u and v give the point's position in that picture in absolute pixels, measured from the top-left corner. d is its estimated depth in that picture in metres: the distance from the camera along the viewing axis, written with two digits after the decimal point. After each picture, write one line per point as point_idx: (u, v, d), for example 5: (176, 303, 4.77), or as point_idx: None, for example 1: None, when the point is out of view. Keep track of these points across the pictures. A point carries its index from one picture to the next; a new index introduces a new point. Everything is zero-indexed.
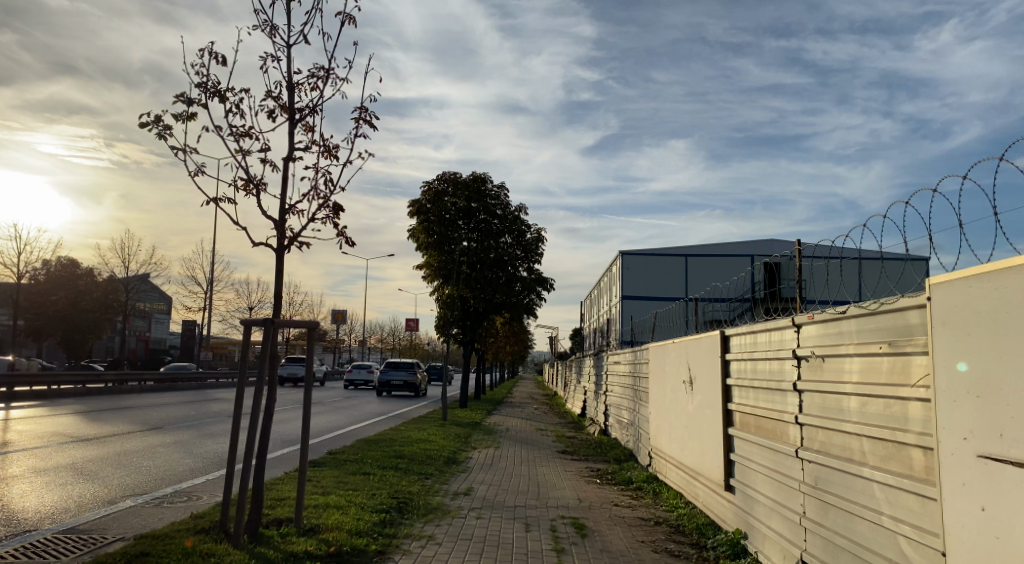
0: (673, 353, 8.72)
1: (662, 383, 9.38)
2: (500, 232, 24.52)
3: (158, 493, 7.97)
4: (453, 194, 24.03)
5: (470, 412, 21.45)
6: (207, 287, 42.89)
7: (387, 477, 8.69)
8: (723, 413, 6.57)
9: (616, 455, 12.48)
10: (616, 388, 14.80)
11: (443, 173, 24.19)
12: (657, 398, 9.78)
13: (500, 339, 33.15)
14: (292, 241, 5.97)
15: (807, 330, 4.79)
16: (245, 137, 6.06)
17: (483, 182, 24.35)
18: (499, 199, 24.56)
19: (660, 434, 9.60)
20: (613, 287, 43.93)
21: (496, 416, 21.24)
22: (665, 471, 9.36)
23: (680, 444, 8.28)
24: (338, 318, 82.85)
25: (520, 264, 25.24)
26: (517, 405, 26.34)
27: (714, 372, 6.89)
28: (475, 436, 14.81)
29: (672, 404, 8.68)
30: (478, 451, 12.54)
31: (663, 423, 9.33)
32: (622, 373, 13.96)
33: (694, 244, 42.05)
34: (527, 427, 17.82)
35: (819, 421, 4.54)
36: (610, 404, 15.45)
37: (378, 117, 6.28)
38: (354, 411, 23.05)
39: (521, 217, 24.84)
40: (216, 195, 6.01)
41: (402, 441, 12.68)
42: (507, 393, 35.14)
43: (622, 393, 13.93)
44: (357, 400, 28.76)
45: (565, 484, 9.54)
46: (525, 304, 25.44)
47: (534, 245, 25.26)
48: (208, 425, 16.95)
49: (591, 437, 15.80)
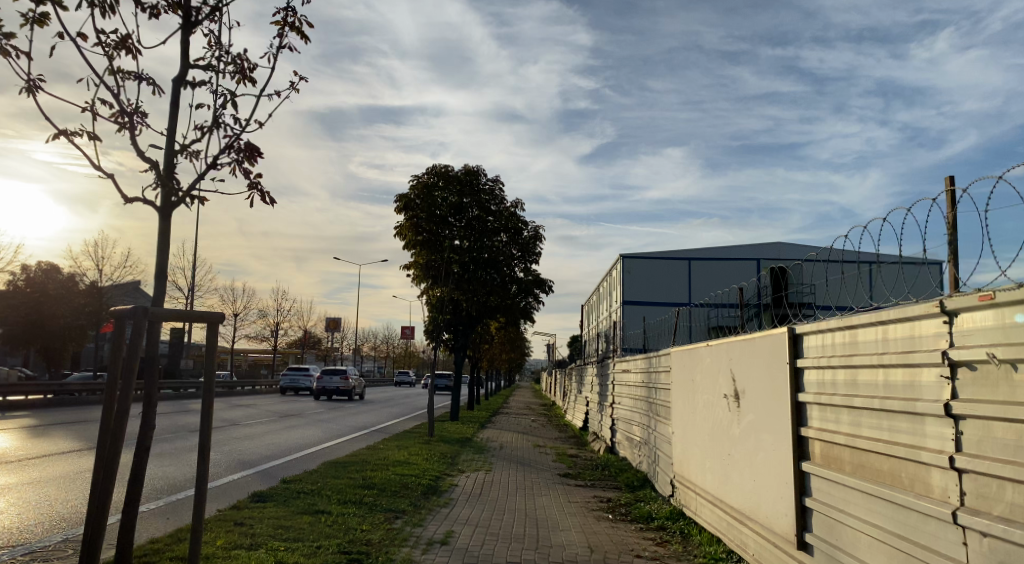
0: (707, 359, 6.90)
1: (691, 393, 7.58)
2: (494, 229, 22.76)
3: (38, 543, 6.04)
4: (443, 188, 22.21)
5: (461, 426, 19.57)
6: (188, 291, 40.78)
7: (345, 519, 6.87)
8: (794, 441, 4.74)
9: (628, 481, 10.66)
10: (625, 400, 12.99)
11: (433, 166, 22.41)
12: (684, 415, 7.96)
13: (495, 346, 31.28)
14: (185, 196, 4.17)
15: (972, 322, 2.96)
16: (119, 47, 4.20)
17: (476, 176, 22.63)
18: (493, 194, 22.83)
19: (686, 456, 7.81)
20: (614, 292, 42.21)
21: (490, 430, 19.35)
22: (693, 506, 7.50)
23: (719, 472, 6.48)
24: (332, 326, 81.06)
25: (516, 265, 23.45)
26: (513, 418, 24.47)
27: (776, 385, 5.06)
28: (464, 456, 12.95)
29: (706, 421, 6.88)
30: (465, 476, 10.70)
31: (691, 444, 7.54)
32: (633, 383, 12.18)
33: (697, 248, 40.41)
34: (524, 444, 15.99)
35: (1001, 472, 2.72)
36: (618, 419, 13.62)
37: (310, 24, 4.53)
38: (336, 424, 21.10)
39: (517, 213, 23.11)
40: (67, 128, 4.05)
41: (379, 464, 10.80)
42: (502, 404, 33.33)
43: (633, 406, 12.11)
44: (342, 412, 26.73)
45: (569, 525, 7.69)
46: (522, 309, 23.64)
47: (530, 243, 23.49)
48: (164, 440, 14.98)
49: (596, 456, 13.99)
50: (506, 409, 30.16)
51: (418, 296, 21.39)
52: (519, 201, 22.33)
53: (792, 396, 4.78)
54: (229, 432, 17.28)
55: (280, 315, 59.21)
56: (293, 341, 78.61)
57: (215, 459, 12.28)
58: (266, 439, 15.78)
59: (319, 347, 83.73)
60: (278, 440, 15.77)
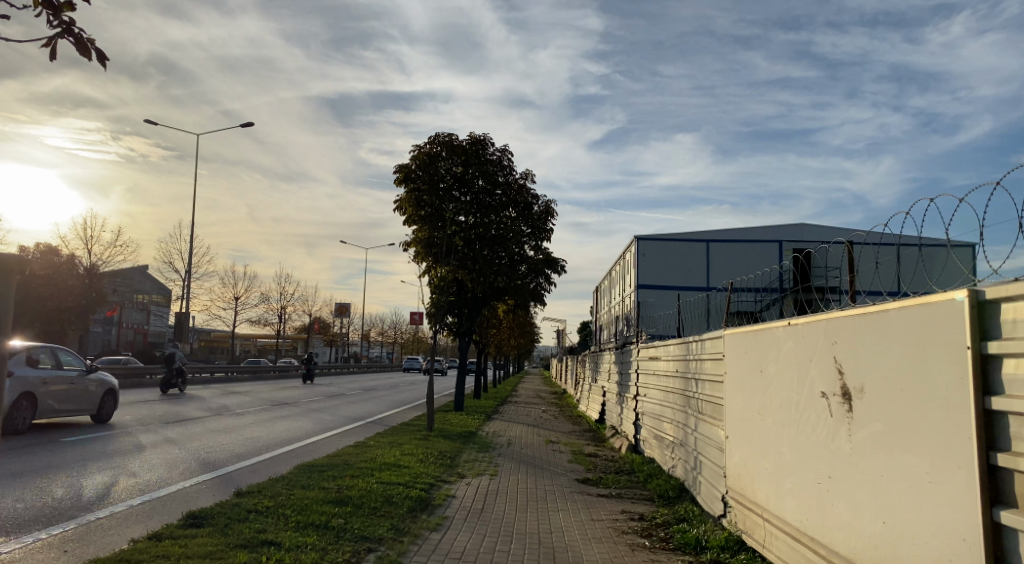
0: (790, 341, 5.09)
1: (759, 385, 5.78)
2: (502, 204, 20.83)
3: None
4: (447, 158, 20.26)
5: (465, 417, 17.77)
6: (184, 273, 38.98)
7: (294, 558, 5.06)
8: (986, 472, 2.92)
9: (661, 490, 8.85)
10: (653, 390, 11.26)
11: (436, 135, 20.41)
12: (746, 413, 6.15)
13: (503, 331, 29.46)
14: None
15: None
16: None
17: (483, 145, 20.67)
18: (501, 165, 20.89)
19: (749, 466, 6.04)
20: (627, 276, 40.27)
21: (497, 422, 17.56)
22: (759, 534, 5.68)
23: (810, 496, 4.68)
24: (339, 311, 79.31)
25: (525, 243, 21.49)
26: (523, 408, 22.70)
27: (938, 379, 3.26)
28: (466, 455, 11.17)
29: (789, 422, 5.08)
30: (464, 482, 8.93)
31: (758, 450, 5.75)
32: (665, 372, 10.36)
33: (717, 230, 38.46)
34: (535, 440, 14.20)
35: None
36: (643, 414, 11.84)
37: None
38: (329, 414, 19.40)
39: (528, 187, 21.16)
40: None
41: (364, 468, 9.01)
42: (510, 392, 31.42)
43: (664, 397, 10.36)
44: (338, 401, 25.00)
45: (595, 558, 5.86)
46: (532, 291, 21.73)
47: (541, 220, 21.54)
48: (127, 432, 13.20)
49: (616, 455, 12.23)
50: (515, 398, 28.45)
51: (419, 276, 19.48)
52: (531, 172, 20.43)
53: (979, 404, 2.97)
54: (211, 423, 15.63)
55: (283, 299, 57.55)
56: (299, 327, 76.85)
57: (177, 457, 10.59)
58: (246, 433, 14.03)
59: (326, 332, 82.06)
60: (258, 434, 14.01)
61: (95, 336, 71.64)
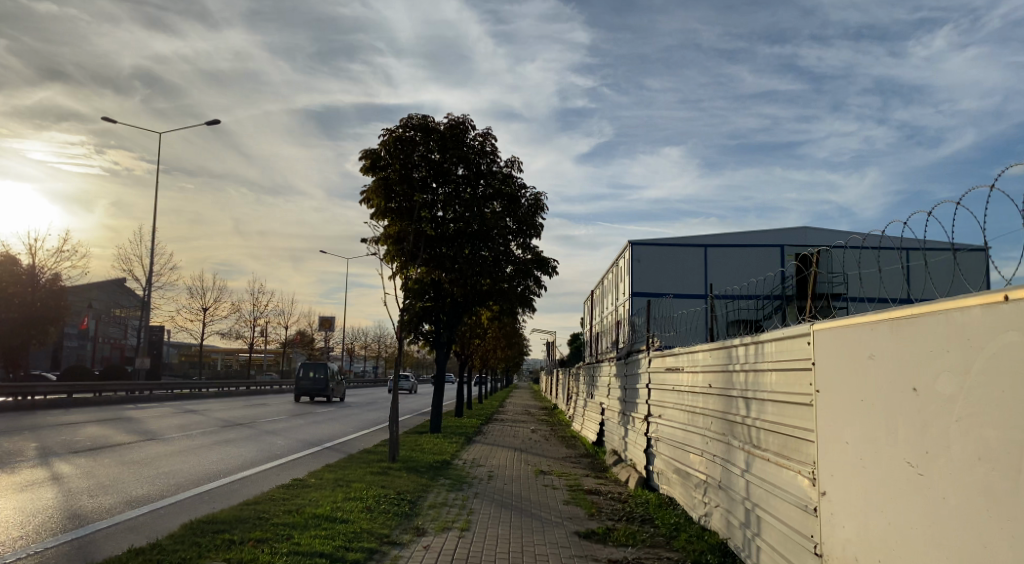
0: (1010, 332, 2.65)
1: (911, 414, 3.28)
2: (485, 196, 18.27)
3: None
4: (422, 143, 17.64)
5: (441, 441, 15.23)
6: (146, 282, 35.93)
7: None
8: None
9: (697, 552, 6.37)
10: (673, 410, 8.78)
11: (410, 117, 17.80)
12: (870, 454, 3.66)
13: (488, 341, 26.89)
14: None
15: None
16: None
17: (463, 129, 18.12)
18: (483, 152, 18.37)
19: (880, 549, 3.52)
20: (620, 283, 37.88)
21: (478, 446, 15.04)
22: None
23: None
24: (324, 325, 76.23)
25: (510, 240, 18.87)
26: (509, 427, 20.16)
27: None
28: (432, 496, 8.68)
29: (1014, 491, 2.60)
30: (421, 548, 6.35)
31: (914, 528, 3.23)
32: (693, 389, 7.92)
33: (714, 234, 36.24)
34: (522, 471, 11.60)
35: None
36: (660, 439, 9.35)
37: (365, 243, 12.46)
38: (283, 438, 16.83)
39: (514, 176, 18.68)
40: None
41: (277, 528, 6.39)
42: (497, 409, 28.75)
43: (692, 415, 7.86)
44: (302, 420, 22.30)
45: None
46: (519, 295, 19.03)
47: (529, 215, 18.95)
48: (11, 466, 10.56)
49: (624, 492, 9.76)
50: (501, 414, 25.83)
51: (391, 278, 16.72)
52: (516, 159, 17.92)
53: None
54: (133, 452, 12.92)
55: (260, 310, 54.52)
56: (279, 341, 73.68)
57: (43, 505, 7.93)
58: (165, 465, 11.31)
59: (310, 347, 78.79)
60: (179, 466, 11.31)
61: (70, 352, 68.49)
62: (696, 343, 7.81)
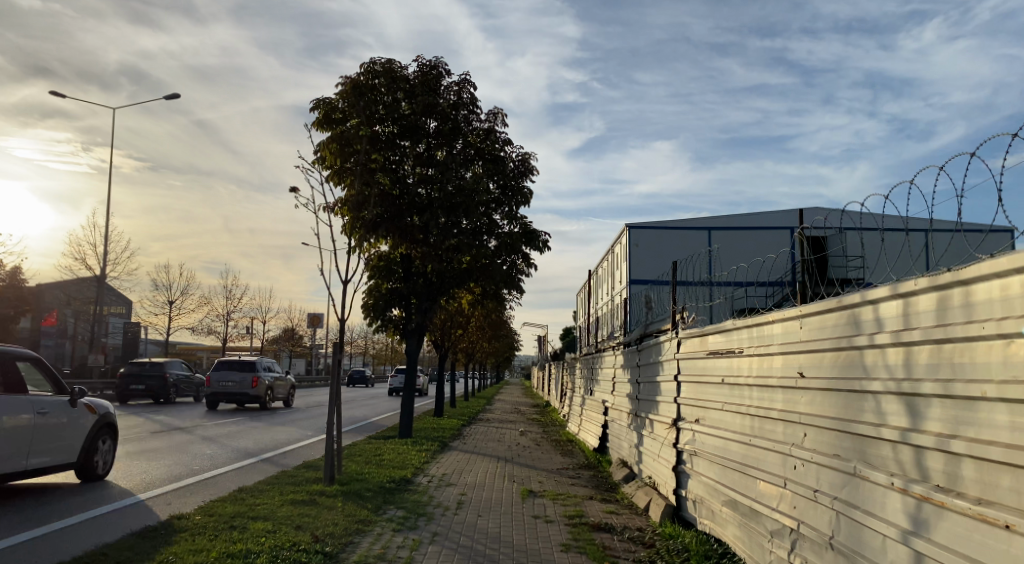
0: None
1: None
2: (464, 156, 15.26)
3: None
4: (387, 92, 14.63)
5: (408, 449, 12.38)
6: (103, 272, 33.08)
7: None
8: None
9: None
10: (723, 414, 5.96)
11: (373, 61, 14.77)
12: None
13: (473, 331, 23.98)
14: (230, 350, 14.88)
15: None
16: None
17: (437, 76, 15.08)
18: (461, 103, 15.32)
19: None
20: (618, 270, 35.07)
21: (454, 455, 12.18)
22: None
23: None
24: (312, 323, 72.72)
25: (493, 209, 15.79)
26: (495, 430, 17.30)
27: None
28: (362, 546, 5.81)
29: None
30: None
31: None
32: (761, 381, 5.14)
33: (719, 216, 33.43)
34: (504, 493, 8.72)
35: None
36: (700, 455, 6.52)
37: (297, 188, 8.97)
38: (219, 445, 13.88)
39: (498, 134, 15.64)
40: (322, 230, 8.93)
41: None
42: (485, 408, 25.74)
43: (767, 424, 5.05)
44: (258, 423, 19.26)
45: None
46: (506, 274, 15.91)
47: (515, 180, 15.87)
48: None
49: (645, 527, 6.93)
50: (488, 414, 22.86)
51: (349, 252, 13.77)
52: (500, 110, 14.94)
53: None
54: None
55: (234, 304, 51.16)
56: (260, 338, 70.32)
57: None
58: (20, 488, 8.38)
59: (297, 343, 75.59)
60: (45, 489, 8.53)
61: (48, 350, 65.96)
62: (766, 314, 5.09)
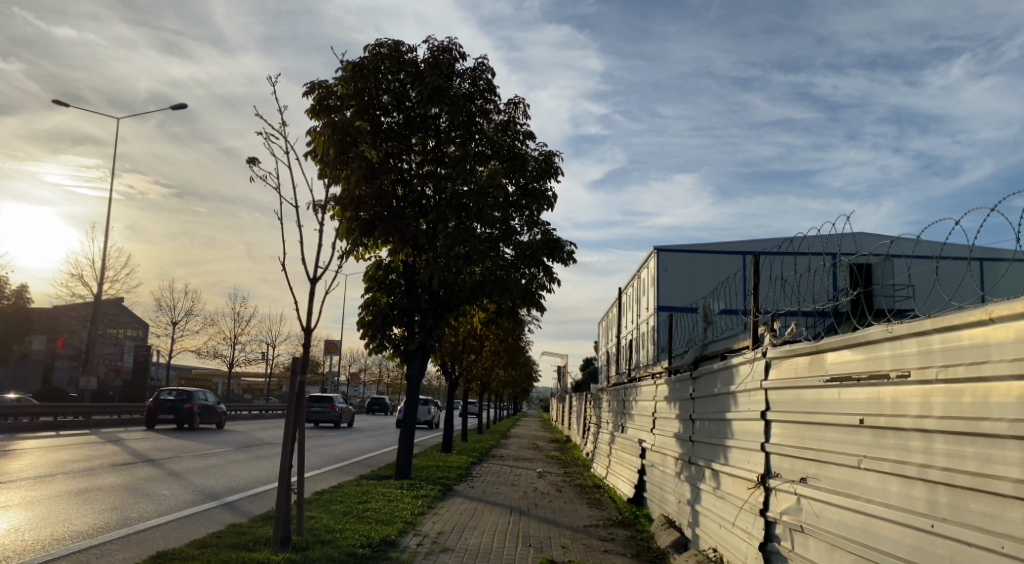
0: None
1: None
2: (479, 153, 13.29)
3: None
4: (393, 77, 12.68)
5: (403, 494, 10.24)
6: (100, 291, 31.25)
7: None
8: None
9: None
10: (862, 474, 3.75)
11: (379, 42, 12.88)
12: None
13: (487, 357, 21.80)
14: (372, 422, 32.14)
15: None
16: None
17: (452, 61, 13.12)
18: (478, 92, 13.34)
19: None
20: (644, 298, 32.85)
21: (456, 504, 10.04)
22: None
23: None
24: (327, 350, 70.33)
25: (511, 214, 13.77)
26: (509, 470, 15.01)
27: None
28: None
29: None
30: None
31: None
32: (969, 427, 2.92)
33: (754, 241, 31.19)
34: None
35: None
36: (810, 534, 4.27)
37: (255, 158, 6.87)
38: (184, 482, 11.77)
39: (516, 128, 13.66)
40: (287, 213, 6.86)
41: None
42: (500, 444, 23.38)
43: (978, 504, 2.87)
44: (244, 456, 17.10)
45: None
46: (524, 289, 13.80)
47: (537, 180, 13.80)
48: None
49: None
50: (503, 451, 20.52)
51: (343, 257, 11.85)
52: (521, 100, 12.93)
53: None
54: None
55: (242, 327, 49.30)
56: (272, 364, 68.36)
57: None
58: None
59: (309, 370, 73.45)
60: None
61: (60, 373, 64.73)
62: (972, 318, 2.95)
